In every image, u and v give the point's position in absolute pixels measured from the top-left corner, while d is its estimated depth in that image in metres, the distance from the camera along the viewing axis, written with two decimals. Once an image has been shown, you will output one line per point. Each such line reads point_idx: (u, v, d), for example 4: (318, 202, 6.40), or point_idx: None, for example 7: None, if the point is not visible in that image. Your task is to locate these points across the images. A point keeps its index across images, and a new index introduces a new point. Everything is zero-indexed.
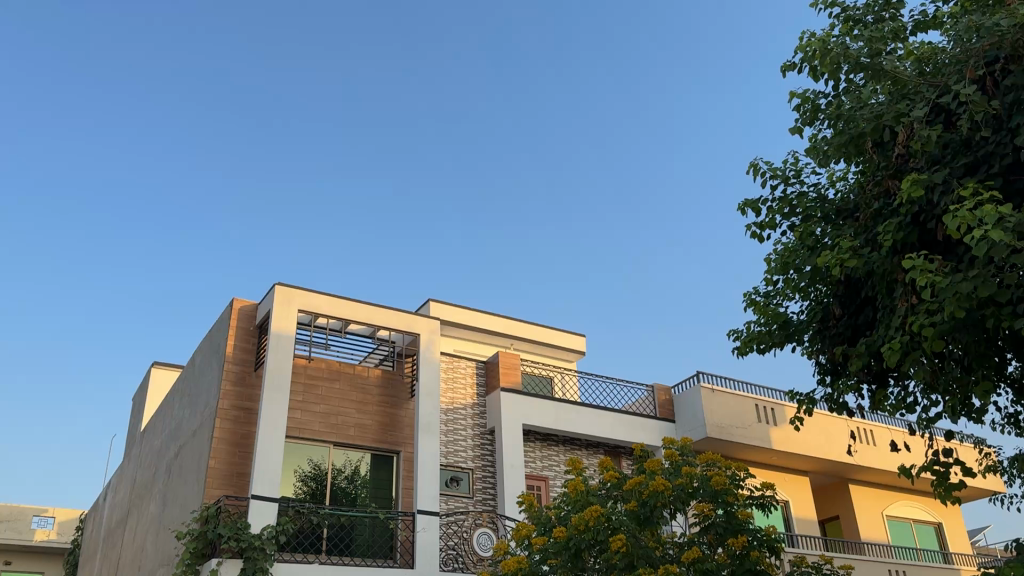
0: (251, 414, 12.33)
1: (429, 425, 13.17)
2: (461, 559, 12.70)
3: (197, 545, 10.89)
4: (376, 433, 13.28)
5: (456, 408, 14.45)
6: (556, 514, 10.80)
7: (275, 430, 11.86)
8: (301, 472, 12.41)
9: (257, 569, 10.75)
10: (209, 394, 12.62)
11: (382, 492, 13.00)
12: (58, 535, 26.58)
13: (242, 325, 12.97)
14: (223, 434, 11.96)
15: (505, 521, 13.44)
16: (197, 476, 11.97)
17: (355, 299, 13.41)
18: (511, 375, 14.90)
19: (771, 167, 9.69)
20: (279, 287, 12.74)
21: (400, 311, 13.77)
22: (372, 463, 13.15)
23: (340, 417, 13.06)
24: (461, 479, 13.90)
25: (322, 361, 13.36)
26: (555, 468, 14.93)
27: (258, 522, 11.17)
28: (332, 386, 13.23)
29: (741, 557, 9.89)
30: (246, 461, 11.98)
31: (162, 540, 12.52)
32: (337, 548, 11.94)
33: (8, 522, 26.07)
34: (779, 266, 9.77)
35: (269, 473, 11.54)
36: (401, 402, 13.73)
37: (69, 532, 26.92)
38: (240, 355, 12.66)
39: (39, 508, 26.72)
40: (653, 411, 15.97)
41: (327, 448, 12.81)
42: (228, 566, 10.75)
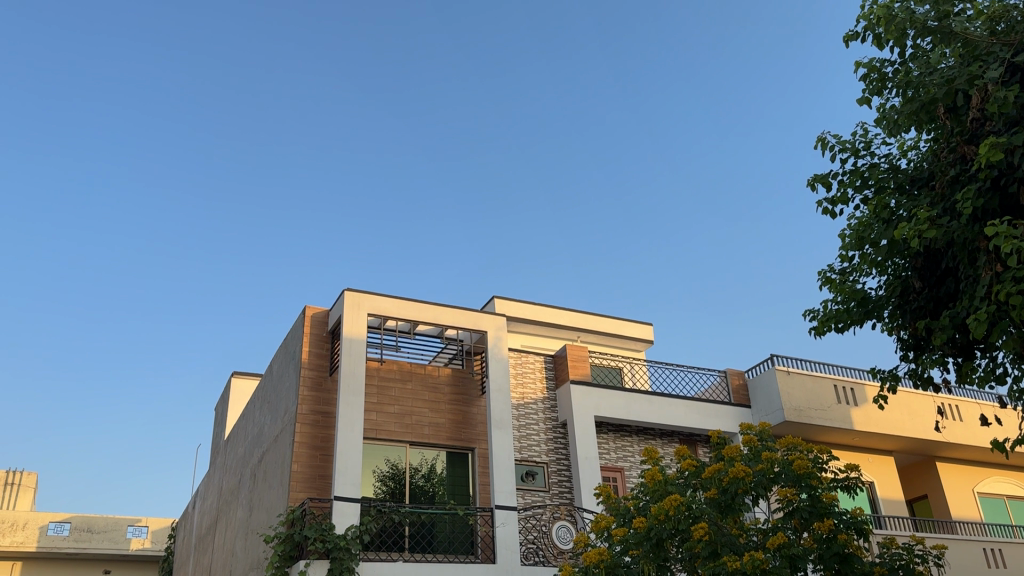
0: (329, 417, 12.60)
1: (501, 421, 13.24)
2: (542, 552, 12.73)
3: (285, 547, 11.17)
4: (450, 431, 13.42)
5: (527, 403, 14.52)
6: (634, 505, 10.72)
7: (353, 432, 12.08)
8: (379, 472, 12.62)
9: (344, 569, 10.98)
10: (288, 401, 12.93)
11: (459, 489, 13.13)
12: (152, 543, 27.78)
13: (315, 331, 13.25)
14: (304, 438, 12.26)
15: (583, 514, 13.43)
16: (282, 480, 12.29)
17: (422, 300, 13.55)
18: (580, 367, 14.87)
19: (840, 140, 9.49)
20: (347, 292, 12.97)
21: (467, 309, 13.87)
22: (447, 460, 13.29)
23: (414, 416, 13.24)
24: (536, 473, 13.95)
25: (394, 362, 13.57)
26: (631, 458, 14.86)
27: (342, 522, 11.42)
28: (404, 387, 13.43)
29: (828, 540, 9.66)
30: (327, 464, 12.24)
31: (251, 544, 12.89)
32: (419, 545, 12.12)
33: (105, 532, 27.32)
34: (854, 241, 9.53)
35: (350, 474, 11.78)
36: (473, 400, 13.85)
37: (162, 540, 28.05)
38: (315, 360, 12.95)
39: (133, 518, 27.86)
40: (727, 397, 15.74)
41: (403, 448, 13.01)
42: (315, 566, 10.99)
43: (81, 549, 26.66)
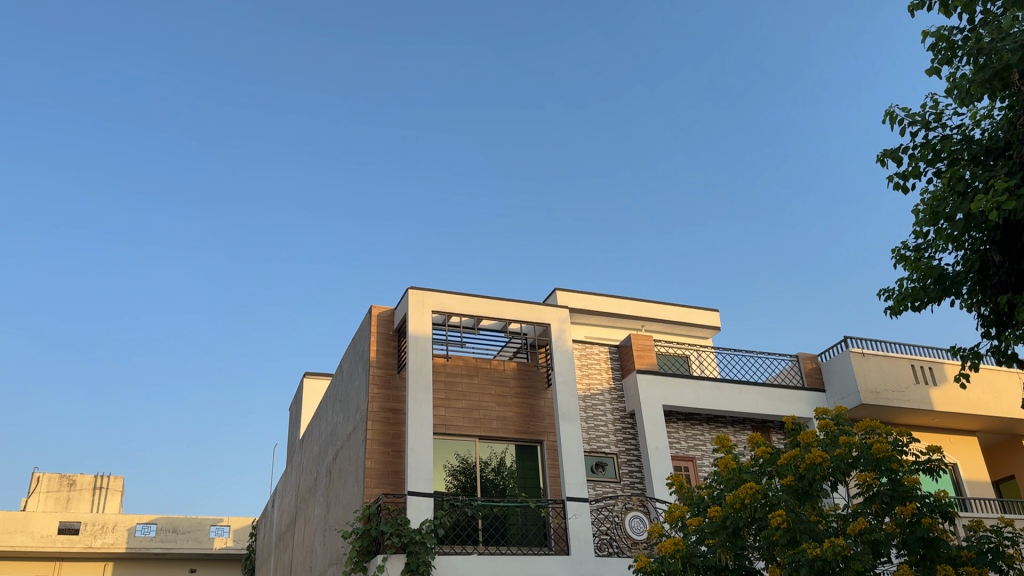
0: (399, 414, 12.80)
1: (569, 413, 13.25)
2: (615, 543, 12.70)
3: (362, 542, 11.40)
4: (518, 425, 13.50)
5: (594, 393, 14.50)
6: (709, 494, 10.62)
7: (423, 427, 12.25)
8: (450, 467, 12.78)
9: (421, 562, 11.15)
10: (359, 399, 13.18)
11: (530, 481, 13.20)
12: (234, 542, 28.62)
13: (382, 330, 13.46)
14: (376, 435, 12.48)
15: (656, 504, 13.36)
16: (356, 477, 12.54)
17: (486, 295, 13.63)
18: (646, 357, 14.77)
19: (909, 113, 9.21)
20: (411, 290, 13.14)
21: (530, 302, 13.90)
22: (516, 453, 13.37)
23: (482, 411, 13.36)
24: (606, 464, 13.93)
25: (460, 358, 13.70)
26: (702, 447, 14.71)
27: (416, 517, 11.60)
28: (471, 382, 13.55)
29: (912, 524, 9.37)
30: (400, 460, 12.44)
31: (329, 540, 13.19)
32: (493, 538, 12.23)
33: (189, 532, 28.22)
34: (928, 216, 9.25)
35: (422, 469, 11.95)
36: (540, 392, 13.89)
37: (244, 538, 28.90)
38: (383, 358, 13.16)
39: (215, 518, 28.74)
40: (800, 381, 15.43)
41: (473, 442, 13.13)
42: (393, 561, 11.19)
43: (167, 549, 27.65)
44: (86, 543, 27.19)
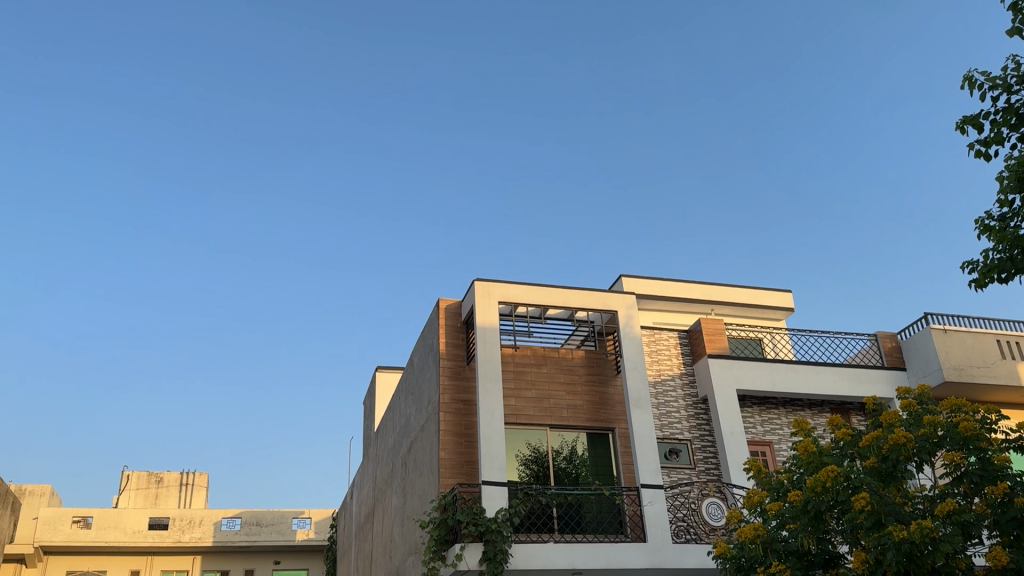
0: (470, 405, 12.93)
1: (639, 400, 13.16)
2: (693, 530, 12.58)
3: (440, 532, 11.57)
4: (589, 413, 13.48)
5: (664, 379, 14.38)
6: (788, 478, 10.43)
7: (494, 417, 12.33)
8: (523, 456, 12.86)
9: (498, 551, 11.25)
10: (430, 391, 13.36)
11: (603, 469, 13.17)
12: (316, 534, 29.37)
13: (450, 323, 13.58)
14: (449, 426, 12.63)
15: (733, 490, 13.18)
16: (431, 468, 12.72)
17: (551, 284, 13.63)
18: (717, 341, 14.57)
19: (989, 77, 8.83)
20: (477, 282, 13.22)
21: (596, 290, 13.84)
22: (588, 441, 13.35)
23: (552, 400, 13.38)
24: (680, 451, 13.81)
25: (528, 348, 13.74)
26: (779, 431, 14.45)
27: (492, 506, 11.71)
28: (540, 371, 13.58)
29: (1004, 505, 9.06)
30: (473, 450, 12.56)
31: (407, 530, 13.42)
32: (568, 526, 12.26)
33: (273, 525, 29.04)
34: (1013, 184, 8.87)
35: (495, 459, 12.04)
36: (610, 380, 13.83)
37: (325, 530, 29.60)
38: (452, 351, 13.30)
39: (297, 511, 29.50)
40: (879, 361, 15.01)
41: (544, 432, 13.16)
42: (471, 549, 11.33)
43: (252, 541, 28.56)
44: (176, 537, 28.23)
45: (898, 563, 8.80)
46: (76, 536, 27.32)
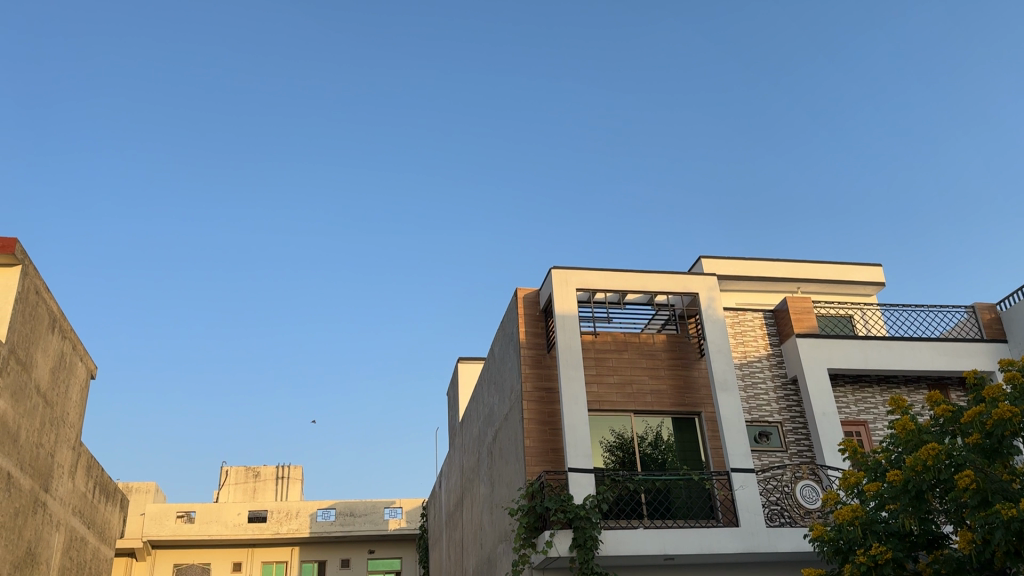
0: (553, 392, 12.94)
1: (725, 382, 12.93)
2: (787, 513, 12.33)
3: (529, 519, 11.65)
4: (674, 397, 13.32)
5: (751, 361, 14.12)
6: (886, 458, 10.09)
7: (577, 404, 12.32)
8: (607, 443, 12.81)
9: (588, 537, 11.25)
10: (513, 380, 13.43)
11: (691, 454, 13.01)
12: (408, 523, 29.94)
13: (529, 311, 13.60)
14: (533, 414, 12.68)
15: (827, 471, 12.84)
16: (517, 456, 12.80)
17: (629, 269, 13.49)
18: (804, 320, 14.19)
19: None
20: (554, 270, 13.20)
21: (675, 273, 13.64)
22: (673, 426, 13.21)
23: (635, 385, 13.28)
24: (771, 433, 13.53)
25: (608, 334, 13.64)
26: (874, 410, 13.99)
27: (579, 492, 11.70)
28: (622, 356, 13.48)
29: None
30: (558, 437, 12.58)
31: (496, 518, 13.56)
32: (658, 511, 12.18)
33: (366, 515, 29.76)
34: None
35: (581, 446, 12.03)
36: (693, 363, 13.63)
37: (416, 519, 30.16)
38: (532, 339, 13.33)
39: (388, 501, 30.15)
40: (978, 334, 14.38)
41: (629, 417, 13.07)
42: (561, 536, 11.35)
43: (347, 531, 29.35)
44: (275, 529, 29.25)
45: (1008, 543, 8.43)
46: (180, 531, 28.60)
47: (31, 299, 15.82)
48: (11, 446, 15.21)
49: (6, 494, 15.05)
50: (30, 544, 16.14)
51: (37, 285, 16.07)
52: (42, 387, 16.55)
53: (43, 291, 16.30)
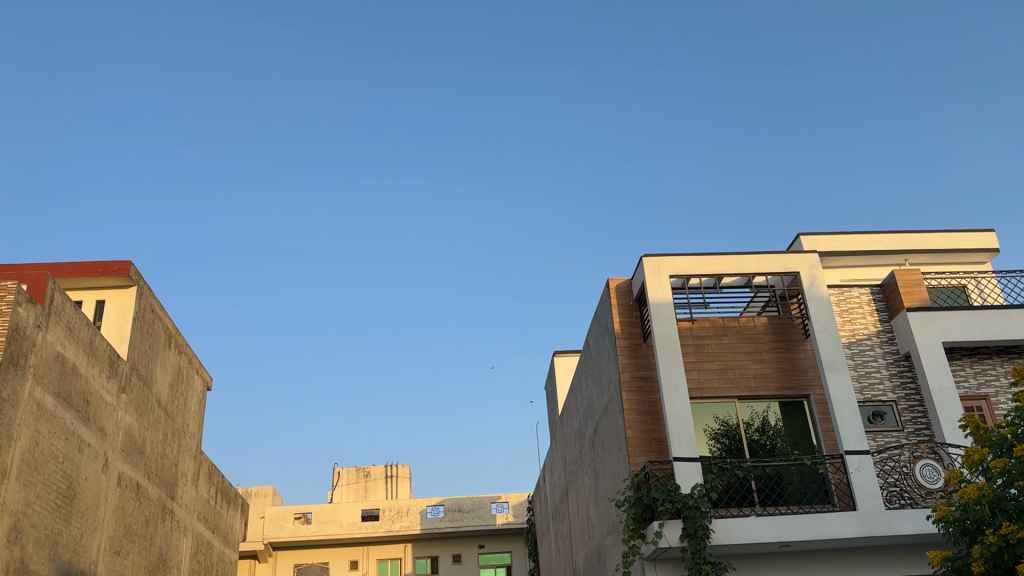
0: (652, 382, 12.76)
1: (834, 363, 12.47)
2: (907, 494, 11.82)
3: (637, 510, 11.55)
4: (779, 380, 12.96)
5: (860, 339, 13.62)
6: (1012, 432, 9.47)
7: (679, 393, 12.11)
8: (712, 430, 12.58)
9: (699, 527, 11.07)
10: (611, 371, 13.32)
11: (801, 438, 12.66)
12: (515, 517, 30.21)
13: (622, 301, 13.44)
14: (633, 405, 12.55)
15: (949, 449, 12.24)
16: (620, 446, 12.70)
17: (724, 253, 13.15)
18: (915, 293, 13.57)
19: None
20: (646, 258, 12.98)
21: (773, 253, 13.22)
22: (781, 411, 12.85)
23: (738, 369, 12.97)
24: (885, 413, 13.01)
25: (706, 319, 13.32)
26: (996, 382, 13.28)
27: (687, 482, 11.52)
28: (722, 342, 13.17)
29: None
30: (660, 427, 12.40)
31: (603, 509, 13.51)
32: (770, 498, 11.92)
33: (474, 511, 30.16)
34: None
35: (685, 435, 11.83)
36: (798, 344, 13.22)
37: (523, 513, 30.38)
38: (628, 329, 13.17)
39: (494, 496, 30.47)
40: None
41: (733, 403, 12.79)
42: (670, 526, 11.21)
43: (456, 527, 29.83)
44: (388, 526, 29.96)
45: None
46: (299, 531, 29.65)
47: (148, 317, 16.70)
48: (138, 458, 16.10)
49: (137, 503, 15.94)
50: (161, 550, 17.07)
51: (153, 304, 16.94)
52: (163, 401, 17.45)
53: (159, 310, 17.18)
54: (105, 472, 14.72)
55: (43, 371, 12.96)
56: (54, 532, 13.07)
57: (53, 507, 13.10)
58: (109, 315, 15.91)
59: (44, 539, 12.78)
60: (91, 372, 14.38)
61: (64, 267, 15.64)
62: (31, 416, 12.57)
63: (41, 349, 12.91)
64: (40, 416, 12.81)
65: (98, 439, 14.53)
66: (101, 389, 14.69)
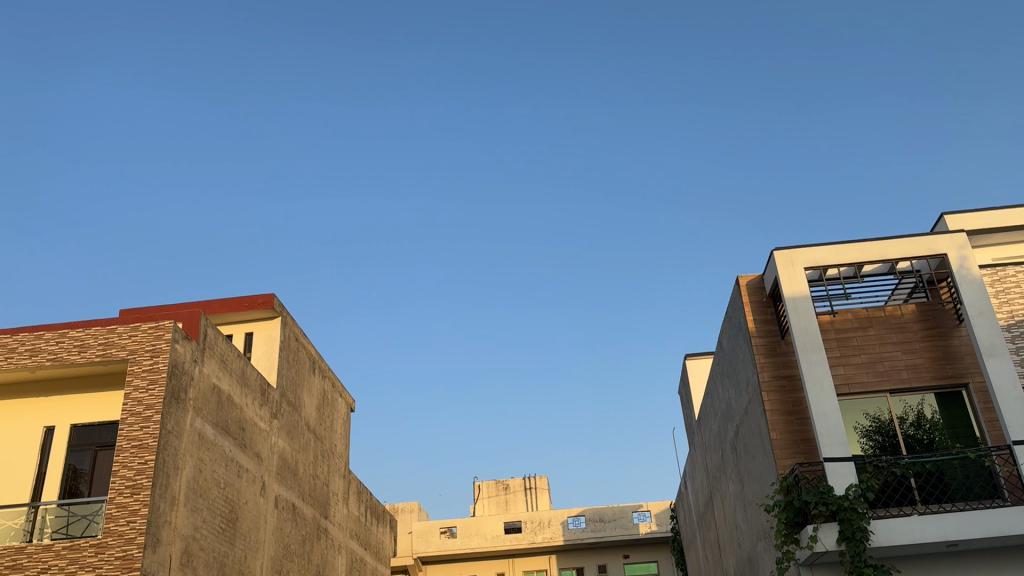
0: (795, 380, 12.28)
1: (992, 348, 11.57)
2: None
3: (789, 515, 11.10)
4: (934, 370, 12.22)
5: (1019, 322, 12.68)
6: None
7: (824, 389, 11.55)
8: (863, 428, 11.97)
9: (857, 529, 10.54)
10: (748, 371, 12.92)
11: (962, 431, 11.87)
12: (658, 526, 29.74)
13: (755, 299, 13.01)
14: (775, 406, 12.12)
15: None
16: (765, 449, 12.28)
17: (862, 240, 12.52)
18: None
19: None
20: (777, 251, 12.51)
21: (916, 236, 12.46)
22: (937, 403, 12.09)
23: (887, 362, 12.32)
24: None
25: (848, 311, 12.72)
26: None
27: (840, 483, 10.96)
28: (867, 334, 12.54)
29: None
30: (807, 427, 11.91)
31: (752, 515, 13.11)
32: (933, 495, 11.24)
33: (616, 520, 29.92)
34: None
35: (835, 433, 11.27)
36: (952, 331, 12.44)
37: (666, 521, 29.89)
38: (764, 327, 12.73)
39: (635, 505, 30.09)
40: None
41: (885, 398, 12.15)
42: (826, 530, 10.73)
43: (599, 537, 29.68)
44: (531, 539, 30.13)
45: None
46: (446, 545, 30.30)
47: (293, 345, 17.54)
48: (292, 480, 16.89)
49: (293, 522, 16.72)
50: (319, 567, 17.83)
51: (296, 332, 17.77)
52: (312, 424, 18.26)
53: (302, 338, 18.01)
54: (263, 495, 15.53)
55: (202, 402, 13.83)
56: (221, 554, 13.87)
57: (219, 530, 13.92)
58: (258, 346, 16.80)
59: (213, 561, 13.60)
60: (244, 400, 15.21)
61: (213, 304, 16.70)
62: (194, 446, 13.42)
63: (198, 382, 13.80)
64: (202, 445, 13.66)
65: (255, 463, 15.35)
66: (254, 416, 15.53)
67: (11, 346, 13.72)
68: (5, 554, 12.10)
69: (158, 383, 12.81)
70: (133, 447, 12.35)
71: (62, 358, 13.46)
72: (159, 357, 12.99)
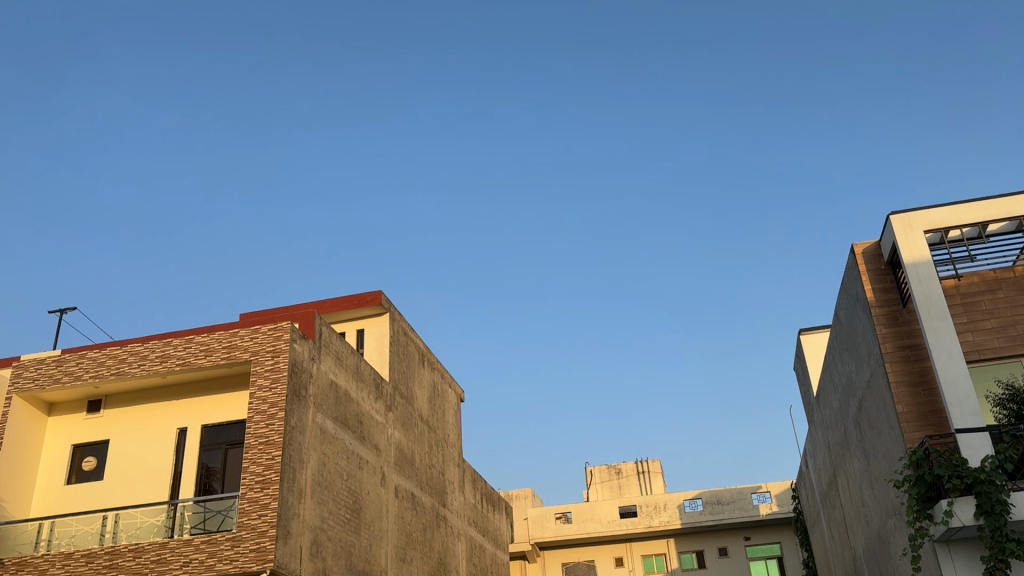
0: (920, 350, 11.73)
1: None
2: None
3: (920, 490, 10.62)
4: None
5: None
6: None
7: (953, 358, 10.98)
8: (995, 397, 11.26)
9: (995, 502, 10.01)
10: (869, 343, 12.42)
11: None
12: (780, 506, 28.97)
13: (872, 267, 12.49)
14: (900, 377, 11.62)
15: None
16: (891, 423, 11.79)
17: (985, 198, 11.84)
18: None
19: None
20: (893, 216, 11.97)
21: None
22: None
23: (1020, 325, 11.67)
24: None
25: (974, 275, 12.08)
26: None
27: (974, 454, 10.42)
28: (997, 296, 11.88)
29: None
30: (936, 397, 11.37)
31: (880, 491, 12.63)
32: None
33: (734, 502, 29.27)
34: None
35: (966, 403, 10.71)
36: None
37: (787, 502, 29.05)
38: (883, 296, 12.20)
39: (754, 486, 29.38)
40: None
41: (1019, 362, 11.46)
42: (961, 504, 10.23)
43: (718, 520, 29.16)
44: (647, 522, 29.89)
45: None
46: (562, 531, 30.45)
47: (402, 339, 18.02)
48: (410, 470, 17.37)
49: (414, 511, 17.20)
50: (440, 554, 18.29)
51: (404, 327, 18.24)
52: (425, 415, 18.72)
53: (411, 331, 18.49)
54: (384, 485, 16.05)
55: (321, 398, 14.40)
56: (348, 543, 14.42)
57: (345, 520, 14.50)
58: (369, 341, 17.34)
59: (340, 550, 14.15)
60: (360, 395, 15.76)
61: (326, 303, 17.35)
62: (316, 440, 13.99)
63: (317, 378, 14.38)
64: (324, 439, 14.24)
65: (374, 455, 15.87)
66: (371, 409, 16.05)
67: (144, 353, 14.65)
68: (152, 549, 13.04)
69: (280, 382, 13.42)
70: (260, 443, 12.98)
71: (191, 362, 14.28)
72: (279, 356, 13.60)
